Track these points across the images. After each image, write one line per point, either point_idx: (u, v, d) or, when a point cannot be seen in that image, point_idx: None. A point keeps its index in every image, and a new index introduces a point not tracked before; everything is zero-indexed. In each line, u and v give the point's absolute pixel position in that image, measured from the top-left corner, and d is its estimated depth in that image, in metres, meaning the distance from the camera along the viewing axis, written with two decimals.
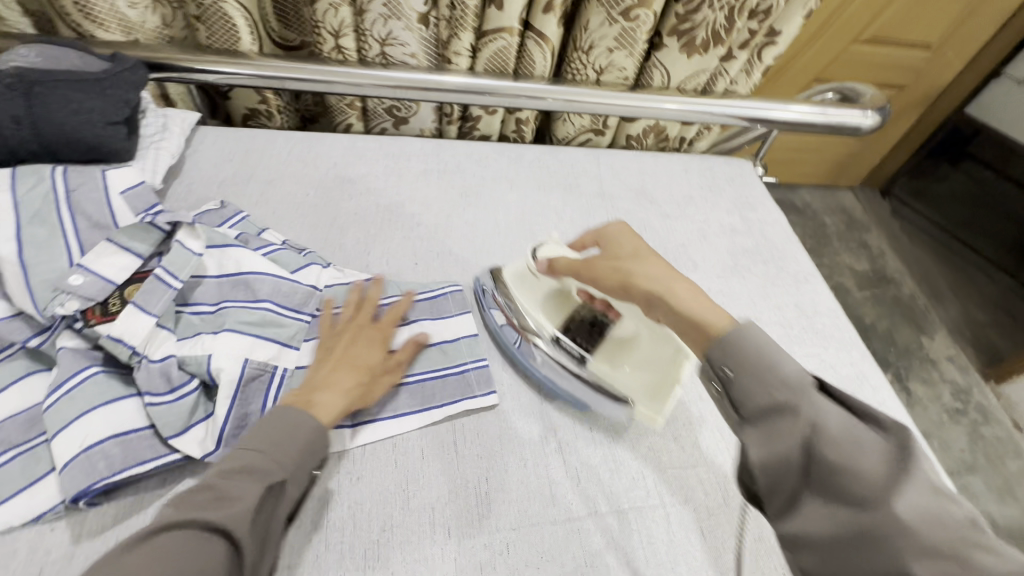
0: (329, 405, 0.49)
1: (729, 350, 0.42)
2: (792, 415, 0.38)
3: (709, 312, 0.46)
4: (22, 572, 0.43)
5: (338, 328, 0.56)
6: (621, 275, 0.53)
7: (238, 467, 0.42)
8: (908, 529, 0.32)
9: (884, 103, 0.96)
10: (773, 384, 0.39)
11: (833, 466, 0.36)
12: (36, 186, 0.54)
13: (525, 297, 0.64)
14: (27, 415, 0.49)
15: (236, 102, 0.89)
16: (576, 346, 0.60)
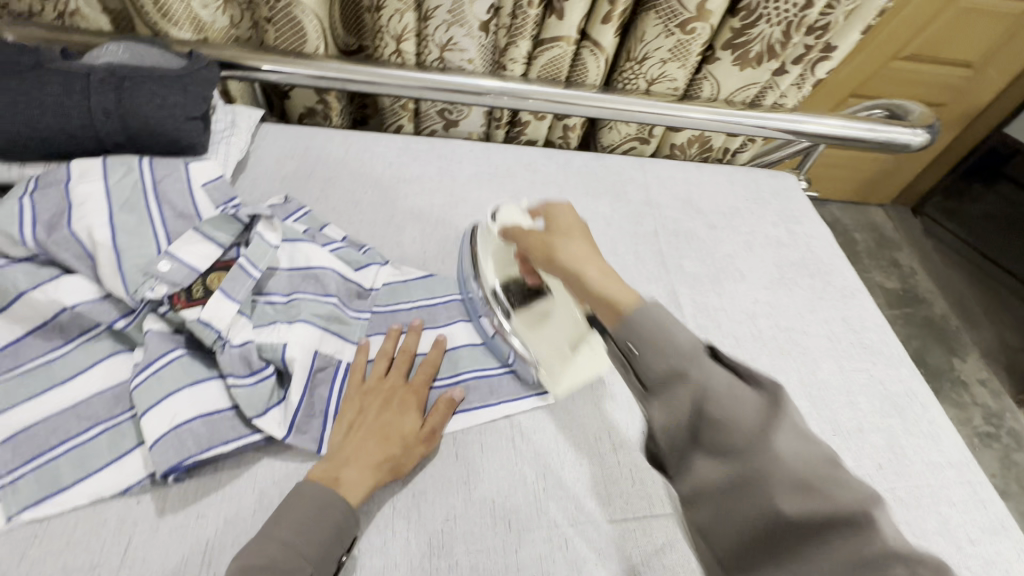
0: (356, 482, 0.47)
1: (637, 326, 0.39)
2: (683, 380, 0.37)
3: (616, 288, 0.44)
4: (112, 540, 0.45)
5: (372, 386, 0.55)
6: (565, 255, 0.51)
7: (261, 563, 0.41)
8: (786, 509, 0.33)
9: (934, 121, 0.95)
10: (720, 399, 0.36)
11: (713, 421, 0.35)
12: (126, 176, 0.59)
13: (485, 248, 0.68)
14: (113, 393, 0.52)
15: (295, 101, 0.92)
16: (507, 301, 0.65)
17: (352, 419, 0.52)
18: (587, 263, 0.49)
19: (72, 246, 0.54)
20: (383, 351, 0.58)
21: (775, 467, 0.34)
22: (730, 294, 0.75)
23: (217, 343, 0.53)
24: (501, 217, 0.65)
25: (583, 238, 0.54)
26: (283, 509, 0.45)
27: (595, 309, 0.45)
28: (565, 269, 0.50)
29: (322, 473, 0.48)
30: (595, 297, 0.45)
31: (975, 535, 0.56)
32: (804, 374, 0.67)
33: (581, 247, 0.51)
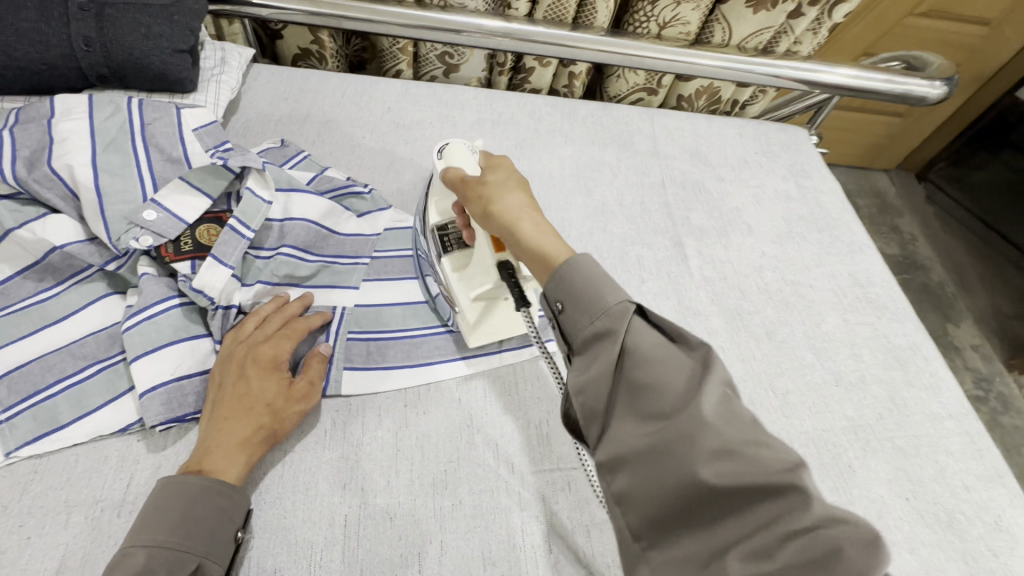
0: (224, 463, 0.43)
1: (566, 281, 0.39)
2: (610, 338, 0.37)
3: (539, 237, 0.44)
4: (114, 478, 0.44)
5: (229, 351, 0.49)
6: (489, 200, 0.48)
7: (134, 572, 0.37)
8: (705, 428, 0.31)
9: (953, 73, 0.91)
10: (596, 311, 0.38)
11: (640, 383, 0.35)
12: (114, 114, 0.55)
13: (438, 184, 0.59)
14: (107, 333, 0.50)
15: (288, 41, 0.88)
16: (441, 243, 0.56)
17: (214, 395, 0.47)
18: (512, 200, 0.47)
19: (56, 185, 0.51)
20: (256, 312, 0.52)
21: (665, 382, 0.34)
22: (738, 247, 0.73)
23: (211, 308, 0.51)
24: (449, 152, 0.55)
25: (521, 192, 0.49)
26: (145, 518, 0.40)
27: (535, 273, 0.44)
28: (500, 224, 0.47)
29: (194, 463, 0.44)
30: (523, 250, 0.45)
31: (970, 482, 0.56)
32: (809, 329, 0.66)
33: (516, 202, 0.47)
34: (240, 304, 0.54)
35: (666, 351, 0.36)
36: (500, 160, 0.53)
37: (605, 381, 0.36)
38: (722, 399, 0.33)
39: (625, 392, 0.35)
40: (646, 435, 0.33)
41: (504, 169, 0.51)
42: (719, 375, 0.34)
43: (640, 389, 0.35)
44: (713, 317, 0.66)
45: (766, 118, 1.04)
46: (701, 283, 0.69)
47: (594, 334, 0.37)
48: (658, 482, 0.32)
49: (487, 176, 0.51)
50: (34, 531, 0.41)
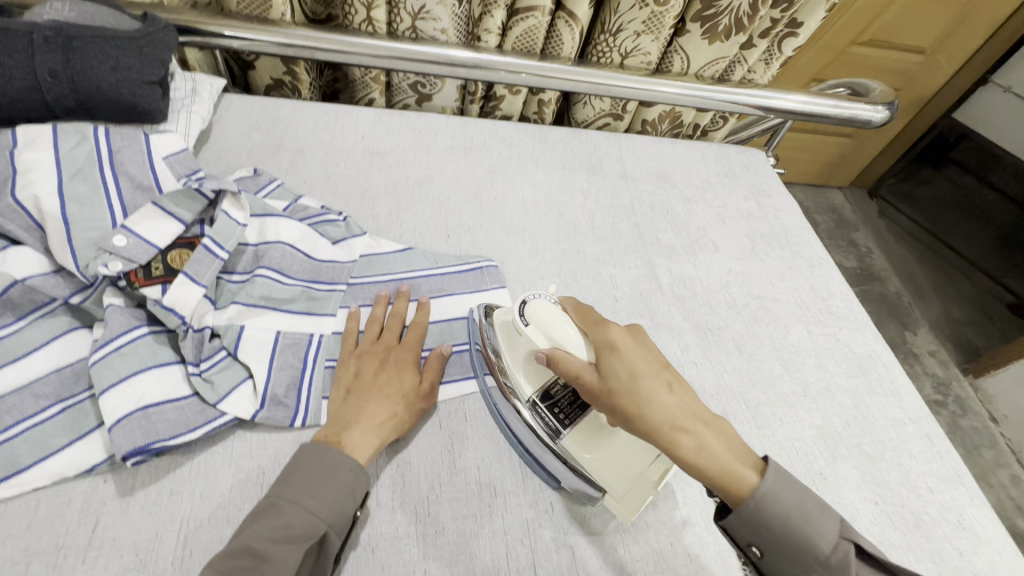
0: (361, 443, 0.46)
1: (761, 527, 0.40)
2: (812, 548, 0.39)
3: (698, 437, 0.42)
4: (79, 522, 0.43)
5: (364, 351, 0.54)
6: (629, 377, 0.43)
7: (278, 524, 0.40)
8: (840, 572, 0.38)
9: (894, 98, 0.98)
10: (795, 525, 0.39)
11: (792, 541, 0.39)
12: (80, 144, 0.54)
13: (511, 347, 0.51)
14: (72, 369, 0.48)
15: (262, 72, 0.89)
16: (555, 416, 0.49)
17: (349, 383, 0.51)
18: (683, 428, 0.42)
19: (19, 217, 0.50)
20: (373, 317, 0.57)
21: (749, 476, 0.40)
22: (705, 264, 0.76)
23: (182, 329, 0.51)
24: (532, 313, 0.48)
25: (651, 360, 0.45)
26: (287, 476, 0.43)
27: (698, 471, 0.41)
28: (657, 426, 0.42)
29: (323, 437, 0.46)
30: (688, 465, 0.41)
31: (933, 484, 0.59)
32: (776, 341, 0.69)
33: (670, 403, 0.43)
34: (214, 327, 0.52)
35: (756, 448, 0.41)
36: (635, 329, 0.48)
37: (797, 567, 0.39)
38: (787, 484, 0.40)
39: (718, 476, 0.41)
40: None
41: (642, 344, 0.47)
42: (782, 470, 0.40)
43: (791, 536, 0.39)
44: (685, 332, 0.68)
45: (726, 141, 1.09)
46: (673, 300, 0.71)
47: (793, 537, 0.39)
48: None
49: (610, 341, 0.46)
50: None
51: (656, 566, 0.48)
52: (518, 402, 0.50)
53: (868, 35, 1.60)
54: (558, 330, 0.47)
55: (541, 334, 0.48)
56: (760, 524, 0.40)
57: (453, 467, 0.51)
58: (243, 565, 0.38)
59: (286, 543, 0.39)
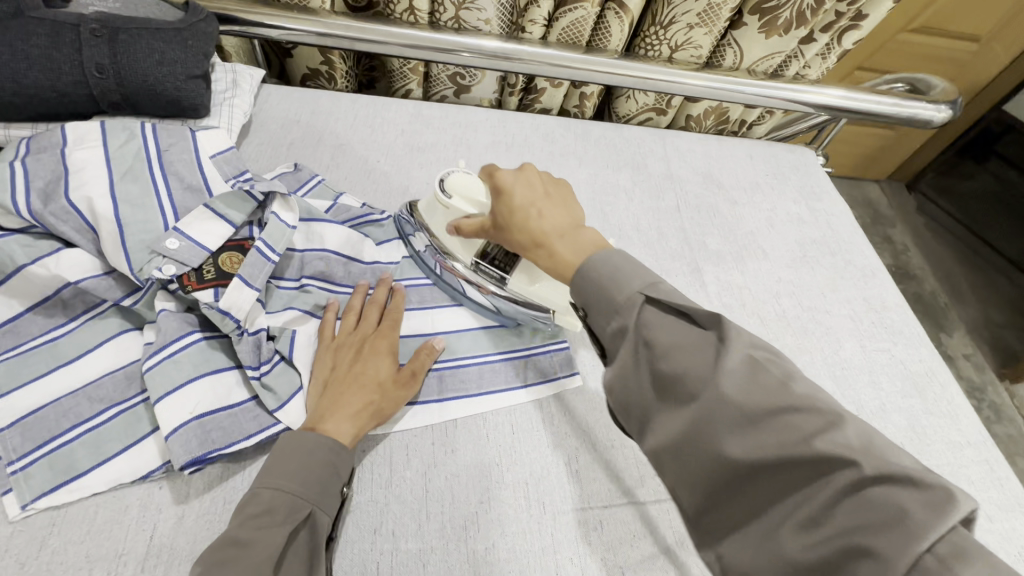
0: (340, 425, 0.46)
1: (593, 277, 0.41)
2: (625, 321, 0.38)
3: (567, 244, 0.45)
4: (136, 529, 0.43)
5: (340, 342, 0.53)
6: (507, 212, 0.48)
7: (260, 509, 0.41)
8: (739, 441, 0.32)
9: (956, 96, 0.92)
10: (617, 304, 0.39)
11: (668, 376, 0.36)
12: (130, 143, 0.54)
13: (434, 217, 0.59)
14: (125, 372, 0.48)
15: (298, 61, 0.87)
16: (496, 267, 0.57)
17: (325, 376, 0.50)
18: (544, 243, 0.46)
19: (71, 218, 0.50)
20: (350, 307, 0.55)
21: (694, 370, 0.35)
22: (754, 272, 0.73)
23: (236, 333, 0.49)
24: (451, 186, 0.55)
25: (555, 205, 0.48)
26: (267, 464, 0.43)
27: (570, 243, 0.45)
28: (529, 233, 0.46)
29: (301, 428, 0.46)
30: (539, 253, 0.46)
31: (993, 512, 0.57)
32: (827, 356, 0.67)
33: (553, 217, 0.47)
34: (269, 329, 0.52)
35: (685, 335, 0.37)
36: (526, 167, 0.51)
37: (668, 381, 0.36)
38: (745, 370, 0.34)
39: (660, 386, 0.37)
40: (677, 426, 0.35)
41: (528, 179, 0.50)
42: (737, 347, 0.35)
43: (681, 381, 0.35)
44: None
45: (771, 138, 1.05)
46: (720, 310, 0.69)
47: (620, 302, 0.39)
48: (668, 444, 0.36)
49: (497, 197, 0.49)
50: None
51: None
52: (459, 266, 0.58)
53: (921, 22, 1.52)
54: (476, 193, 0.54)
55: (463, 199, 0.55)
56: (657, 358, 0.37)
57: (500, 480, 0.50)
58: (226, 554, 0.37)
59: (267, 528, 0.40)
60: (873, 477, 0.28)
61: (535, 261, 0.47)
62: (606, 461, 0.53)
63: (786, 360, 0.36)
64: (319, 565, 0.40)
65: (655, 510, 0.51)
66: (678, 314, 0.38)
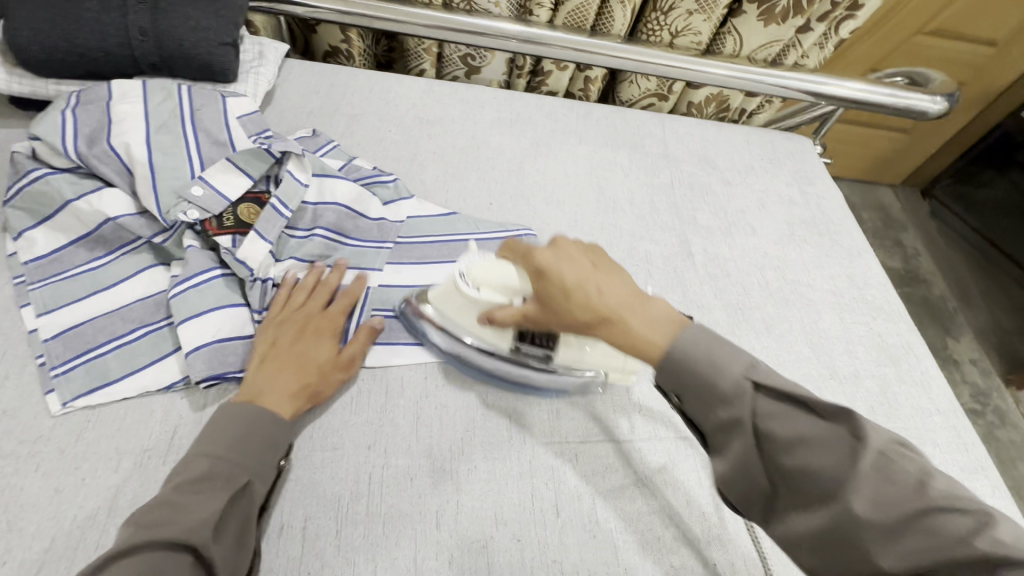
0: (279, 401, 0.48)
1: (680, 367, 0.40)
2: (733, 410, 0.38)
3: (641, 317, 0.42)
4: (159, 430, 0.48)
5: (284, 318, 0.53)
6: (560, 292, 0.44)
7: (195, 477, 0.41)
8: (863, 520, 0.33)
9: (954, 89, 0.94)
10: (721, 390, 0.38)
11: (791, 468, 0.36)
12: (166, 99, 0.60)
13: (448, 306, 0.56)
14: (154, 299, 0.54)
15: (320, 39, 0.93)
16: (538, 346, 0.54)
17: (266, 351, 0.51)
18: (613, 318, 0.42)
19: (111, 161, 0.56)
20: (302, 284, 0.56)
21: (821, 466, 0.35)
22: (741, 247, 0.77)
23: (250, 279, 0.55)
24: (476, 279, 0.53)
25: (600, 259, 0.46)
26: (205, 431, 0.45)
27: (636, 316, 0.42)
28: (590, 308, 0.43)
29: (239, 398, 0.48)
30: (618, 340, 0.42)
31: (955, 473, 0.60)
32: (807, 326, 0.70)
33: (616, 290, 0.44)
34: (275, 277, 0.57)
35: (812, 429, 0.36)
36: (560, 240, 0.47)
37: (713, 404, 0.39)
38: (878, 466, 0.34)
39: (777, 476, 0.37)
40: (817, 517, 0.35)
41: (565, 252, 0.46)
42: (872, 442, 0.35)
43: (705, 377, 0.39)
44: (716, 311, 0.70)
45: (771, 127, 1.08)
46: (706, 279, 0.72)
47: (704, 369, 0.39)
48: (803, 528, 0.36)
49: (536, 281, 0.45)
50: (87, 474, 0.45)
51: (670, 519, 0.51)
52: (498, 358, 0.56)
53: (934, 24, 1.53)
54: (507, 281, 0.51)
55: (489, 289, 0.53)
56: (777, 450, 0.37)
57: (484, 414, 0.55)
58: (163, 517, 0.38)
59: (204, 493, 0.41)
60: (1010, 544, 0.30)
61: (607, 341, 0.43)
62: (585, 403, 0.57)
63: (914, 449, 0.36)
64: (253, 531, 0.42)
65: (627, 448, 0.55)
66: (790, 400, 0.38)
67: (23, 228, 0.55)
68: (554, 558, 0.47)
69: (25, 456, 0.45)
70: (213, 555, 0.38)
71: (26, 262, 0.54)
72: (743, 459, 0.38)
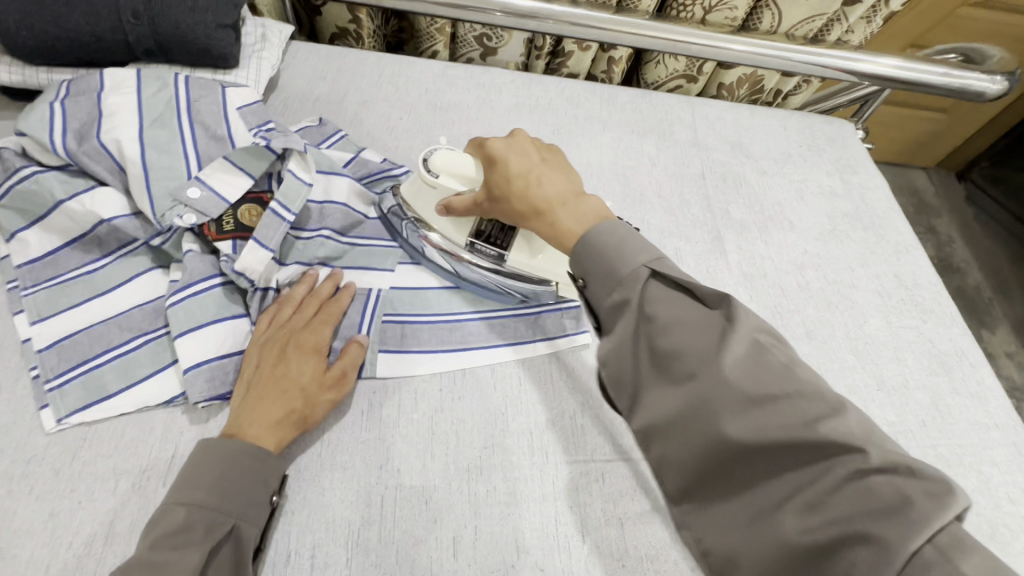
0: (261, 434, 0.44)
1: (592, 248, 0.42)
2: (625, 293, 0.40)
3: (570, 211, 0.46)
4: (158, 448, 0.45)
5: (267, 337, 0.49)
6: (505, 180, 0.49)
7: (175, 528, 0.39)
8: (728, 386, 0.34)
9: (1016, 68, 0.86)
10: (618, 272, 0.40)
11: (665, 351, 0.37)
12: (160, 89, 0.56)
13: (414, 191, 0.57)
14: (152, 306, 0.51)
15: (327, 20, 0.87)
16: (492, 245, 0.56)
17: (250, 376, 0.47)
18: (550, 209, 0.46)
19: (103, 158, 0.52)
20: (288, 297, 0.52)
21: (689, 347, 0.37)
22: (779, 243, 0.71)
23: (251, 289, 0.52)
24: (436, 165, 0.54)
25: (548, 168, 0.50)
26: (182, 474, 0.42)
27: (567, 208, 0.46)
28: (529, 203, 0.47)
29: (224, 432, 0.44)
30: (547, 231, 0.47)
31: (1016, 496, 0.54)
32: (851, 330, 0.64)
33: (554, 186, 0.48)
34: (278, 284, 0.54)
35: (692, 314, 0.38)
36: (516, 133, 0.53)
37: (604, 282, 0.41)
38: (751, 350, 0.36)
39: (655, 359, 0.38)
40: (676, 400, 0.36)
41: (518, 146, 0.50)
42: (745, 328, 0.36)
43: (614, 271, 0.41)
44: (751, 314, 0.64)
45: (808, 110, 1.01)
46: (740, 279, 0.67)
47: (624, 273, 0.40)
48: (669, 416, 0.37)
49: (490, 160, 0.50)
50: (83, 496, 0.42)
51: None
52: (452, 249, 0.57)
53: None
54: (466, 169, 0.53)
55: (450, 176, 0.54)
56: (654, 334, 0.38)
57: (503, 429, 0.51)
58: None
59: (183, 547, 0.38)
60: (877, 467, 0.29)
61: (538, 232, 0.48)
62: (611, 417, 0.53)
63: (791, 348, 0.37)
64: None
65: None
66: (680, 290, 0.39)
67: (14, 230, 0.51)
68: None
69: (19, 476, 0.43)
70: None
71: (18, 266, 0.51)
72: (624, 338, 0.40)
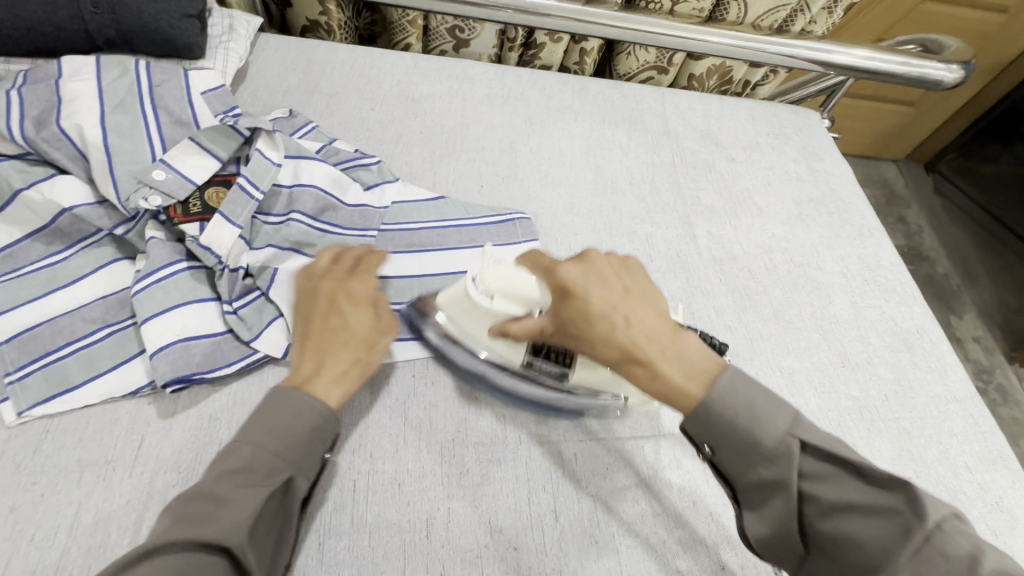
0: (332, 386, 0.43)
1: (710, 421, 0.38)
2: (781, 462, 0.37)
3: (675, 361, 0.40)
4: (124, 439, 0.45)
5: (317, 293, 0.48)
6: (584, 319, 0.41)
7: (238, 466, 0.37)
8: None
9: (971, 57, 0.89)
10: (761, 439, 0.37)
11: (833, 536, 0.36)
12: (121, 76, 0.55)
13: (459, 307, 0.50)
14: (117, 296, 0.50)
15: (297, 11, 0.87)
16: (554, 363, 0.50)
17: (302, 331, 0.46)
18: (639, 362, 0.40)
19: (63, 146, 0.51)
20: (322, 256, 0.51)
21: (864, 539, 0.35)
22: (747, 228, 0.73)
23: (218, 268, 0.51)
24: (486, 281, 0.48)
25: (642, 299, 0.43)
26: (249, 419, 0.40)
27: (665, 369, 0.39)
28: (620, 352, 0.40)
29: (286, 385, 0.42)
30: (651, 384, 0.40)
31: (973, 464, 0.57)
32: (817, 311, 0.66)
33: (647, 319, 0.41)
34: (249, 267, 0.53)
35: (862, 494, 0.36)
36: (588, 253, 0.45)
37: (743, 453, 0.38)
38: (925, 549, 0.33)
39: (817, 553, 0.37)
40: None
41: (596, 268, 0.44)
42: (931, 515, 0.34)
43: (738, 431, 0.37)
44: (721, 296, 0.66)
45: (776, 100, 1.03)
46: (710, 263, 0.68)
47: (742, 417, 0.37)
48: None
49: (563, 295, 0.43)
50: (46, 489, 0.42)
51: (676, 521, 0.48)
52: (505, 367, 0.52)
53: None
54: (524, 291, 0.47)
55: (505, 299, 0.47)
56: (817, 514, 0.36)
57: (477, 413, 0.51)
58: (200, 510, 0.35)
59: (246, 485, 0.37)
60: None
61: (628, 378, 0.41)
62: None
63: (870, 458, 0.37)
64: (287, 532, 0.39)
65: (630, 446, 0.51)
66: (755, 361, 0.38)
67: None
68: (552, 567, 0.45)
69: None
70: (248, 557, 0.35)
71: None
72: (768, 524, 0.38)
